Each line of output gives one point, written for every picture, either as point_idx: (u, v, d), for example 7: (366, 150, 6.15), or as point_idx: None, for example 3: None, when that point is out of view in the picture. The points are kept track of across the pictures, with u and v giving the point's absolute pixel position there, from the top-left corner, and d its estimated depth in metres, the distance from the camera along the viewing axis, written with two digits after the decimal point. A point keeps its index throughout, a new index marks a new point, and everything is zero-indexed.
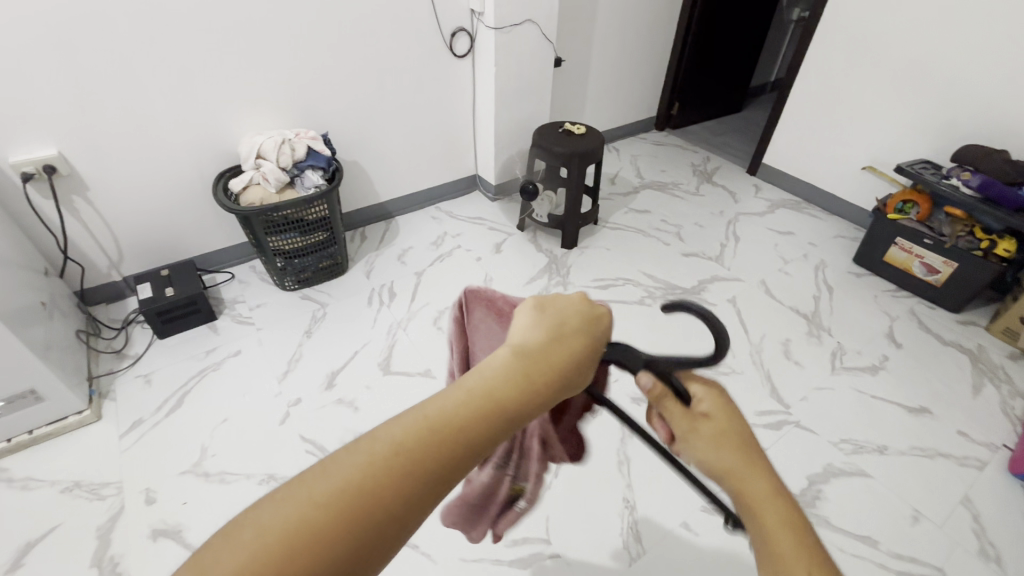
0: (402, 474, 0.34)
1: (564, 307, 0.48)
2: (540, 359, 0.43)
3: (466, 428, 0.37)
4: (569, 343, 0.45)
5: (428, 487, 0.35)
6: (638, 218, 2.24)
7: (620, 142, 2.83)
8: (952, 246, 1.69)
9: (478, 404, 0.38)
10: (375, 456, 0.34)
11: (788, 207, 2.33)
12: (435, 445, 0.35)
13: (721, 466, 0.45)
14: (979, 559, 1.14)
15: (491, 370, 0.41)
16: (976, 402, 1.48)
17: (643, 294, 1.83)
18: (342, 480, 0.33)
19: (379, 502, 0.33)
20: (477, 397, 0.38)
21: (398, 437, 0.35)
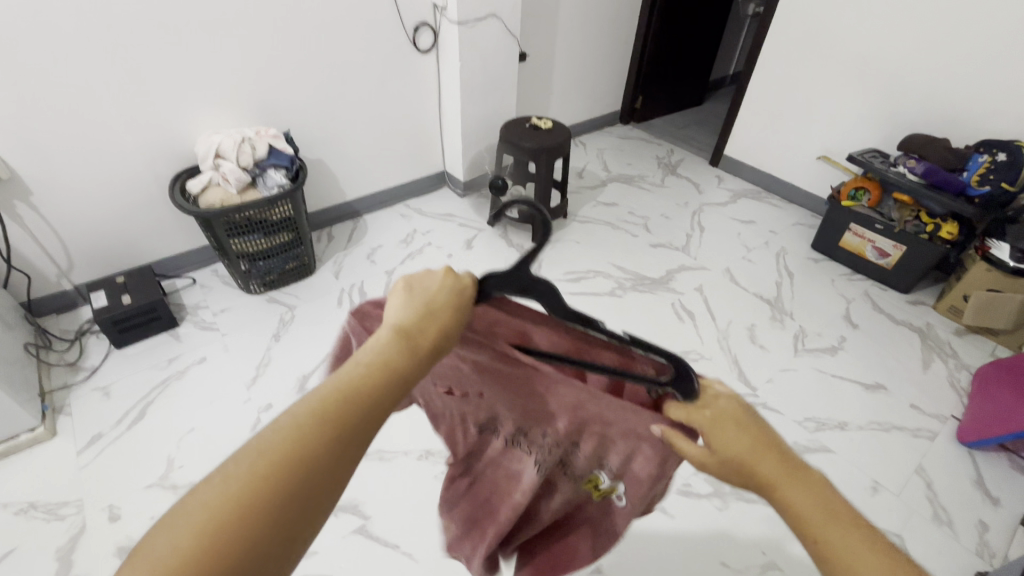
0: (301, 465, 0.38)
1: (435, 286, 0.49)
2: (419, 339, 0.46)
3: (331, 417, 0.40)
4: (436, 320, 0.48)
5: (326, 472, 0.39)
6: (606, 211, 2.27)
7: (586, 136, 2.86)
8: (901, 231, 1.79)
9: (340, 394, 0.41)
10: (269, 455, 0.37)
11: (749, 197, 2.40)
12: (320, 435, 0.39)
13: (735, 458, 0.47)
14: (933, 523, 1.22)
15: (373, 352, 0.44)
16: (926, 377, 1.57)
17: (614, 285, 1.86)
18: (218, 499, 0.35)
19: (260, 505, 0.36)
20: (360, 381, 0.42)
21: (290, 432, 0.38)
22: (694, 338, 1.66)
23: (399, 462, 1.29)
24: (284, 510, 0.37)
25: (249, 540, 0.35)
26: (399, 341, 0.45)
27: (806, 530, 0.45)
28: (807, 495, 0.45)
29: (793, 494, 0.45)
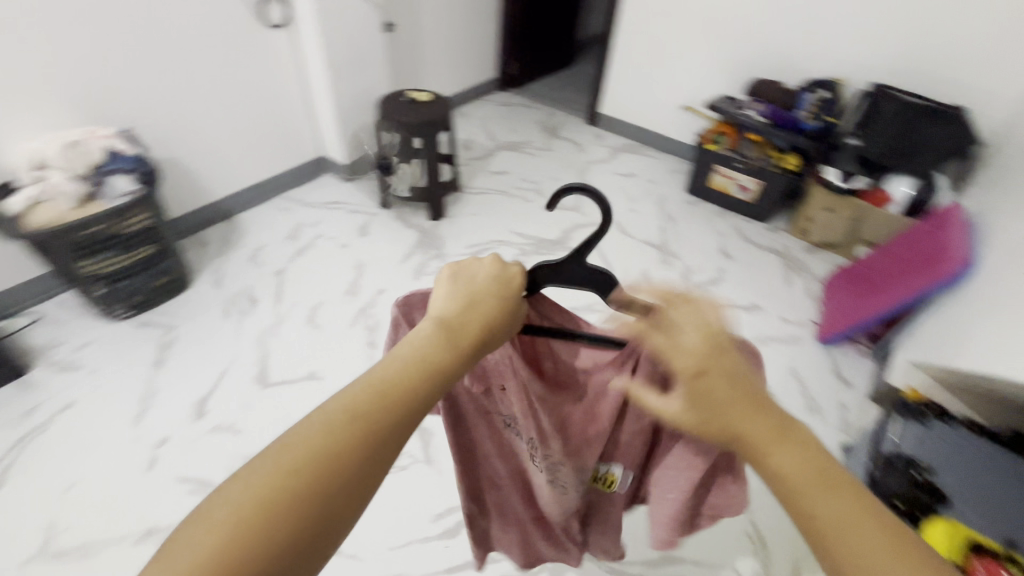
0: (334, 463, 0.36)
1: (486, 279, 0.49)
2: (461, 335, 0.44)
3: (368, 410, 0.38)
4: (481, 311, 0.47)
5: (359, 474, 0.37)
6: (498, 180, 2.28)
7: (467, 106, 2.82)
8: (756, 167, 2.00)
9: (380, 387, 0.39)
10: (301, 448, 0.36)
11: (628, 151, 2.55)
12: (355, 429, 0.37)
13: (706, 419, 0.42)
14: (808, 413, 1.43)
15: (414, 348, 0.42)
16: (789, 292, 1.81)
17: (517, 252, 1.90)
18: (250, 494, 0.34)
19: (292, 498, 0.34)
20: (400, 377, 0.40)
21: (322, 427, 0.37)
22: None
23: None
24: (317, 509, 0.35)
25: (282, 534, 0.34)
26: (441, 333, 0.44)
27: (795, 500, 0.39)
28: (798, 461, 0.39)
29: (747, 420, 0.41)
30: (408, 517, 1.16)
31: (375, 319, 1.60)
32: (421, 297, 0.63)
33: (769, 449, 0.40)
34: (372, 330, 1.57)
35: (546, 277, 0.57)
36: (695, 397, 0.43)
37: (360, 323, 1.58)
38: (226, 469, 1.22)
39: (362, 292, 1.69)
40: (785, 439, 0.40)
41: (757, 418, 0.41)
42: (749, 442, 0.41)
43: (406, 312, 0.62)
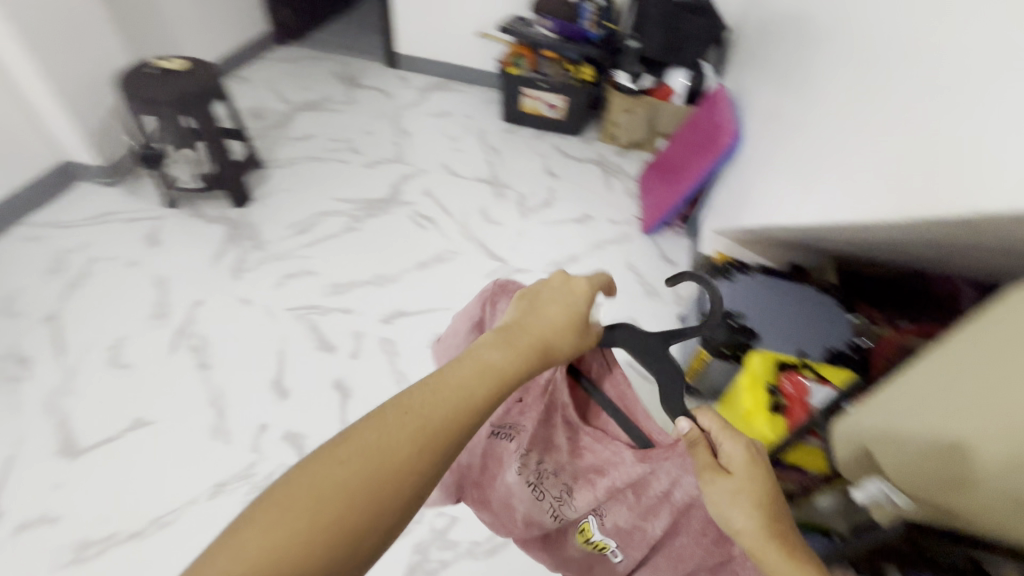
0: (392, 464, 0.43)
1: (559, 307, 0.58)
2: (527, 356, 0.53)
3: (435, 411, 0.47)
4: (552, 323, 0.57)
5: (402, 475, 0.43)
6: (304, 146, 2.05)
7: (244, 69, 2.44)
8: (558, 83, 2.05)
9: (452, 394, 0.48)
10: (348, 446, 0.43)
11: (436, 89, 2.45)
12: (421, 425, 0.45)
13: (741, 521, 0.49)
14: (648, 298, 1.61)
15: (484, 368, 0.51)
16: (612, 195, 1.96)
17: (347, 220, 1.75)
18: (327, 470, 0.42)
19: (367, 478, 0.42)
20: (458, 393, 0.48)
21: (397, 420, 0.45)
22: (440, 238, 1.71)
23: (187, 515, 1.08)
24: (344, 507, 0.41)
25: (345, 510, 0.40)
26: (515, 349, 0.53)
27: None
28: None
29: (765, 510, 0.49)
30: None
31: (199, 337, 1.38)
32: (515, 287, 0.69)
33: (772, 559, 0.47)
34: (199, 349, 1.36)
35: (624, 338, 0.61)
36: (721, 496, 0.50)
37: (180, 346, 1.35)
38: (52, 567, 1.00)
39: (173, 311, 1.43)
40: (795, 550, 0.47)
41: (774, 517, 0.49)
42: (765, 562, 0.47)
43: (496, 292, 0.68)
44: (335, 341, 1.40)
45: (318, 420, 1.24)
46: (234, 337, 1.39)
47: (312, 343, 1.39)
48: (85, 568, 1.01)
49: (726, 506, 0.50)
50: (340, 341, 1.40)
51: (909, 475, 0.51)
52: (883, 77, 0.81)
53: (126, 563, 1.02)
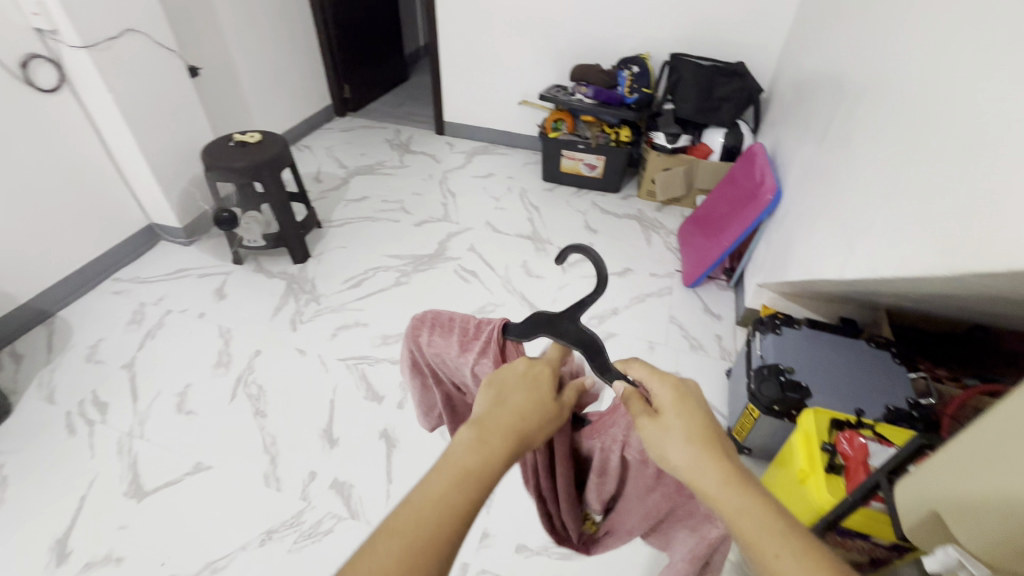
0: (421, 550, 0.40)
1: (524, 398, 0.52)
2: (503, 439, 0.49)
3: (465, 495, 0.44)
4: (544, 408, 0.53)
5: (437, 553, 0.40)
6: (358, 207, 2.20)
7: (308, 139, 2.69)
8: (598, 145, 2.15)
9: (469, 476, 0.45)
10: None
11: (481, 153, 2.61)
12: (458, 505, 0.43)
13: (678, 460, 0.50)
14: (693, 352, 1.58)
15: (451, 457, 0.46)
16: (651, 249, 2.00)
17: (397, 274, 1.85)
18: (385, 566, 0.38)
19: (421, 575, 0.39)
20: (473, 459, 0.46)
21: (435, 502, 0.43)
22: (485, 292, 1.78)
23: (237, 562, 1.10)
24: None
25: None
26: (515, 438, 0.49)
27: (740, 537, 0.45)
28: (754, 512, 0.45)
29: (726, 497, 0.47)
30: None
31: (258, 385, 1.46)
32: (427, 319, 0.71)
33: (725, 496, 0.47)
34: (256, 397, 1.43)
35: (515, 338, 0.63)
36: (654, 433, 0.52)
37: (240, 394, 1.43)
38: None
39: (235, 360, 1.53)
40: (744, 487, 0.47)
41: (733, 483, 0.47)
42: (712, 497, 0.47)
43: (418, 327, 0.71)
44: (382, 391, 1.45)
45: (365, 468, 1.27)
46: (288, 386, 1.47)
47: (361, 393, 1.45)
48: None
49: (667, 449, 0.51)
50: (387, 391, 1.45)
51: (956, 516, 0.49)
52: (918, 132, 0.84)
53: None
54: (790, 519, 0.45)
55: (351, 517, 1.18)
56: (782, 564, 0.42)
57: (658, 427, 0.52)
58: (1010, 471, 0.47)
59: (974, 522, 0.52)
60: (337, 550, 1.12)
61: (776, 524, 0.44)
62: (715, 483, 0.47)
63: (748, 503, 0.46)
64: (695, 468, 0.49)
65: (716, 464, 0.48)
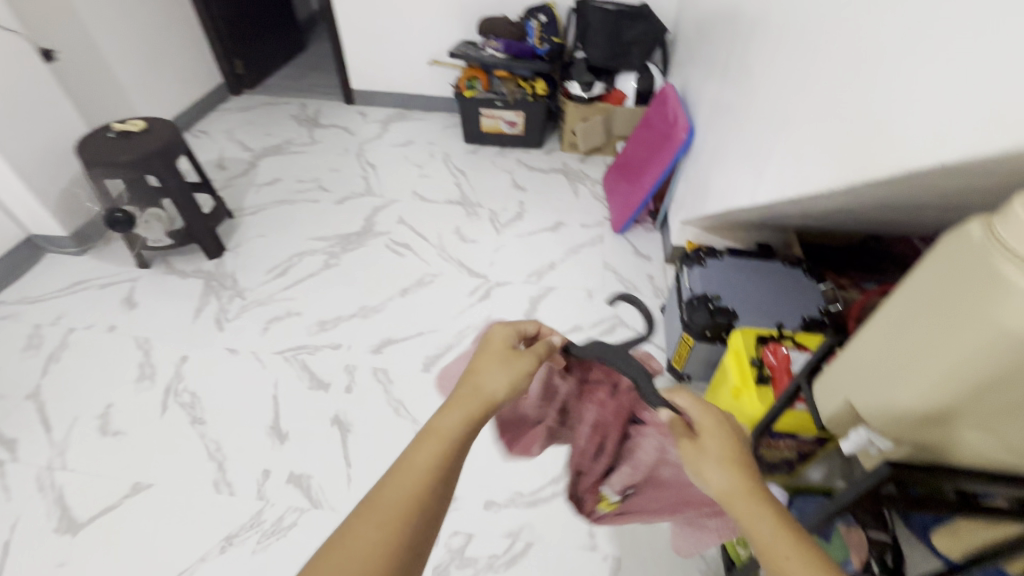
0: (419, 495, 0.51)
1: (503, 371, 0.62)
2: (477, 398, 0.60)
3: (447, 450, 0.55)
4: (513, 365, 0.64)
5: (431, 496, 0.52)
6: (271, 191, 2.06)
7: (202, 122, 2.45)
8: (515, 100, 2.13)
9: (448, 435, 0.56)
10: (328, 555, 0.46)
11: (397, 120, 2.49)
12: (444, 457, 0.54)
13: (716, 485, 0.55)
14: (629, 294, 1.65)
15: (436, 427, 0.56)
16: (580, 201, 2.03)
17: (324, 257, 1.76)
18: (391, 508, 0.50)
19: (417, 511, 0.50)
20: (451, 422, 0.57)
21: (425, 458, 0.54)
22: (420, 263, 1.75)
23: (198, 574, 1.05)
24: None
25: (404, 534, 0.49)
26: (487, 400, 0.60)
27: (760, 551, 0.50)
28: (772, 524, 0.51)
29: (749, 514, 0.52)
30: None
31: (191, 393, 1.36)
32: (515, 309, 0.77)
33: (750, 513, 0.52)
34: (191, 405, 1.34)
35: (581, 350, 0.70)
36: (693, 455, 0.58)
37: (172, 404, 1.34)
38: None
39: (160, 370, 1.41)
40: (769, 505, 0.52)
41: (755, 500, 0.53)
42: (739, 515, 0.53)
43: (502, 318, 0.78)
44: (328, 377, 1.41)
45: (322, 457, 1.24)
46: (225, 388, 1.38)
47: (306, 383, 1.39)
48: None
49: (707, 471, 0.56)
50: (333, 377, 1.40)
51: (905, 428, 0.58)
52: (810, 56, 0.88)
53: None
54: (809, 536, 0.50)
55: (314, 506, 1.16)
56: (792, 564, 0.48)
57: (698, 452, 0.58)
58: (908, 352, 0.55)
59: (875, 401, 0.60)
60: (307, 539, 1.11)
61: (791, 535, 0.50)
62: (742, 502, 0.53)
63: (772, 521, 0.51)
64: (730, 491, 0.54)
65: (746, 486, 0.54)
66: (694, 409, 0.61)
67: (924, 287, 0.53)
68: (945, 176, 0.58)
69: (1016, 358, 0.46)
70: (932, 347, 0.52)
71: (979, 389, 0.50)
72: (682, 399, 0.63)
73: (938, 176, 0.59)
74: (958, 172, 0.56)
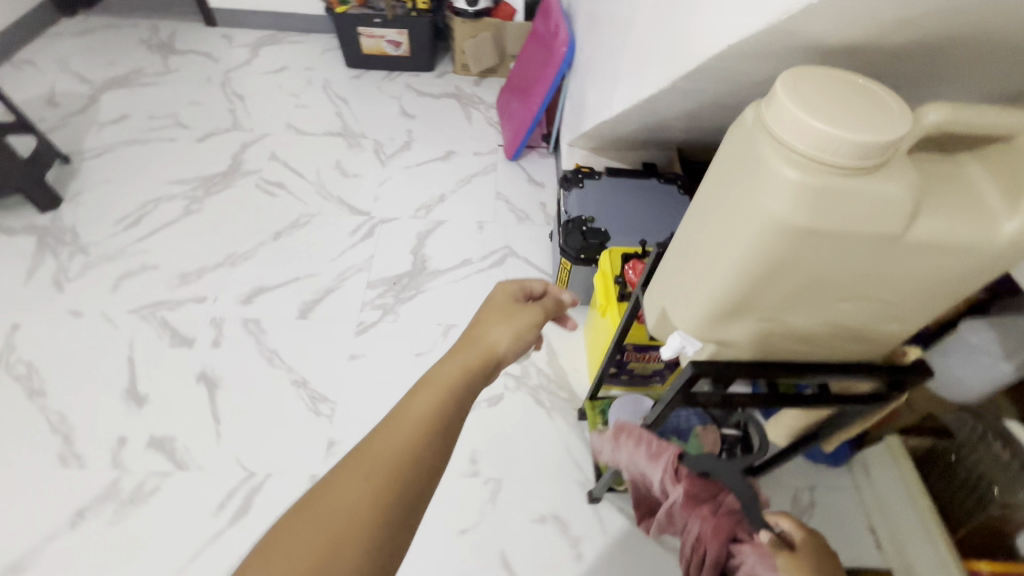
0: (412, 450, 0.44)
1: (503, 328, 0.61)
2: (476, 350, 0.56)
3: (447, 402, 0.49)
4: (513, 321, 0.63)
5: (428, 452, 0.45)
6: (117, 130, 1.79)
7: (25, 50, 2.05)
8: (394, 17, 1.93)
9: (444, 385, 0.50)
10: (317, 499, 0.39)
11: (268, 43, 2.21)
12: (444, 409, 0.48)
13: None
14: (521, 223, 1.61)
15: (433, 379, 0.51)
16: (473, 127, 1.91)
17: (184, 202, 1.58)
18: (380, 468, 0.42)
19: (405, 471, 0.43)
20: (448, 374, 0.52)
21: (417, 412, 0.47)
22: (296, 202, 1.60)
23: (46, 553, 0.97)
24: (350, 536, 0.38)
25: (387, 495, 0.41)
26: (487, 353, 0.56)
27: None
28: None
29: None
30: (180, 533, 1.01)
31: (26, 362, 1.21)
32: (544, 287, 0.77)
33: None
34: (27, 376, 1.19)
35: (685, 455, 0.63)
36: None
37: (3, 378, 1.18)
38: None
39: None
40: None
41: None
42: None
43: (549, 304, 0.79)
44: (192, 333, 1.29)
45: (185, 417, 1.15)
46: (69, 355, 1.24)
47: (166, 341, 1.27)
48: None
49: None
50: (198, 332, 1.29)
51: (721, 331, 0.57)
52: None
53: None
54: None
55: (178, 469, 1.08)
56: None
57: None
58: (706, 250, 0.52)
59: (680, 306, 0.58)
60: (172, 504, 1.04)
61: None
62: None
63: None
64: None
65: None
66: (796, 533, 0.54)
67: (716, 180, 0.50)
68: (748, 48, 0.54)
69: (784, 249, 0.45)
70: (717, 245, 0.49)
71: (763, 279, 0.48)
72: (787, 525, 0.54)
73: (742, 51, 0.55)
74: (752, 46, 0.52)
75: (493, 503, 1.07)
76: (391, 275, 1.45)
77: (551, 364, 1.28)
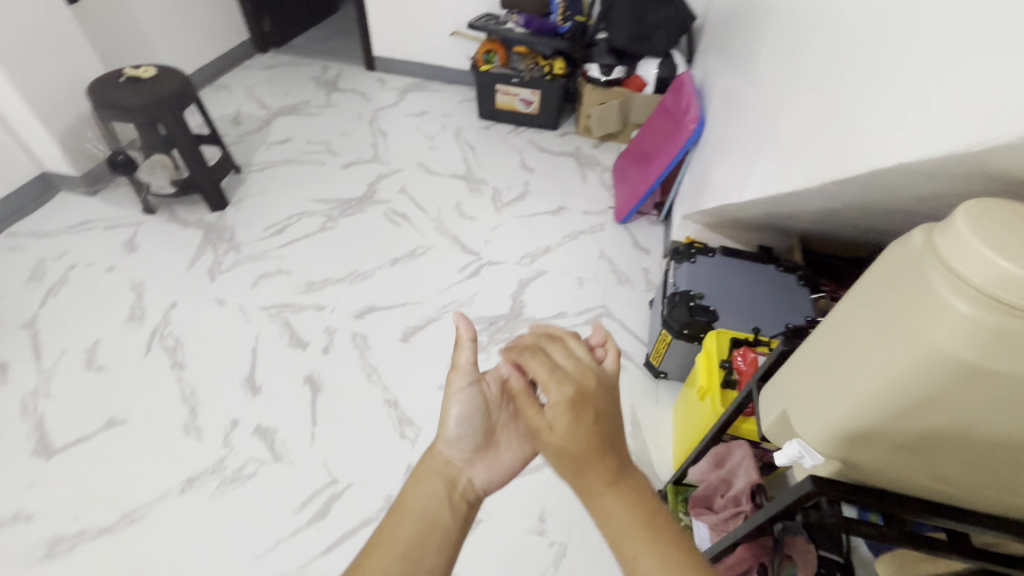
0: None
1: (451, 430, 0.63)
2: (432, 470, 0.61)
3: (416, 534, 0.55)
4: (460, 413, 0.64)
5: None
6: (281, 150, 2.07)
7: (226, 77, 2.46)
8: (531, 79, 2.08)
9: (408, 515, 0.56)
10: None
11: (414, 89, 2.47)
12: (417, 541, 0.55)
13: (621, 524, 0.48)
14: (621, 286, 1.61)
15: (396, 510, 0.57)
16: (587, 187, 1.98)
17: (322, 219, 1.77)
18: None
19: None
20: (411, 507, 0.57)
21: (389, 551, 0.53)
22: (415, 234, 1.74)
23: (157, 510, 1.09)
24: None
25: None
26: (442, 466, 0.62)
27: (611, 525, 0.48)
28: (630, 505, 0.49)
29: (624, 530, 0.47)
30: (268, 521, 1.09)
31: (174, 338, 1.40)
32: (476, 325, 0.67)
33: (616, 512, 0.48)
34: (173, 349, 1.38)
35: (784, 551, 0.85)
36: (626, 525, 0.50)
37: (155, 347, 1.37)
38: (26, 562, 1.02)
39: (149, 312, 1.45)
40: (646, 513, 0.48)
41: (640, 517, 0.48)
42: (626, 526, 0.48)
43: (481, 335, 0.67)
44: (307, 337, 1.42)
45: (290, 414, 1.26)
46: (207, 338, 1.41)
47: (285, 341, 1.41)
48: (55, 566, 1.02)
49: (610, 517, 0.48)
50: (313, 337, 1.42)
51: (849, 453, 0.53)
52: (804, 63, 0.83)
53: (94, 561, 1.02)
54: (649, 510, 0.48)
55: (274, 460, 1.18)
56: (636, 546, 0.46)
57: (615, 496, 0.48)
58: (844, 366, 0.50)
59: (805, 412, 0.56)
60: (265, 490, 1.13)
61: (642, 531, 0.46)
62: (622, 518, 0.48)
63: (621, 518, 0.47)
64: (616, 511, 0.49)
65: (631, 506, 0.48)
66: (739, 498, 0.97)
67: (870, 294, 0.49)
68: (928, 165, 0.52)
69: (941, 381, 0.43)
70: (862, 360, 0.48)
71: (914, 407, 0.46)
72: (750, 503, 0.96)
73: (919, 168, 0.54)
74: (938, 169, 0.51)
75: (556, 569, 1.04)
76: (489, 315, 1.51)
77: (635, 437, 1.24)
